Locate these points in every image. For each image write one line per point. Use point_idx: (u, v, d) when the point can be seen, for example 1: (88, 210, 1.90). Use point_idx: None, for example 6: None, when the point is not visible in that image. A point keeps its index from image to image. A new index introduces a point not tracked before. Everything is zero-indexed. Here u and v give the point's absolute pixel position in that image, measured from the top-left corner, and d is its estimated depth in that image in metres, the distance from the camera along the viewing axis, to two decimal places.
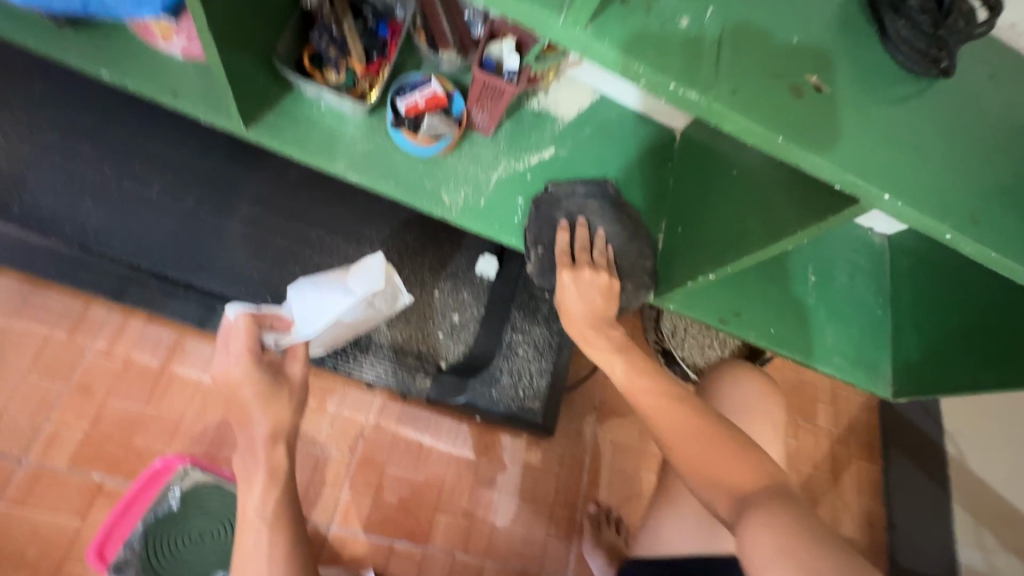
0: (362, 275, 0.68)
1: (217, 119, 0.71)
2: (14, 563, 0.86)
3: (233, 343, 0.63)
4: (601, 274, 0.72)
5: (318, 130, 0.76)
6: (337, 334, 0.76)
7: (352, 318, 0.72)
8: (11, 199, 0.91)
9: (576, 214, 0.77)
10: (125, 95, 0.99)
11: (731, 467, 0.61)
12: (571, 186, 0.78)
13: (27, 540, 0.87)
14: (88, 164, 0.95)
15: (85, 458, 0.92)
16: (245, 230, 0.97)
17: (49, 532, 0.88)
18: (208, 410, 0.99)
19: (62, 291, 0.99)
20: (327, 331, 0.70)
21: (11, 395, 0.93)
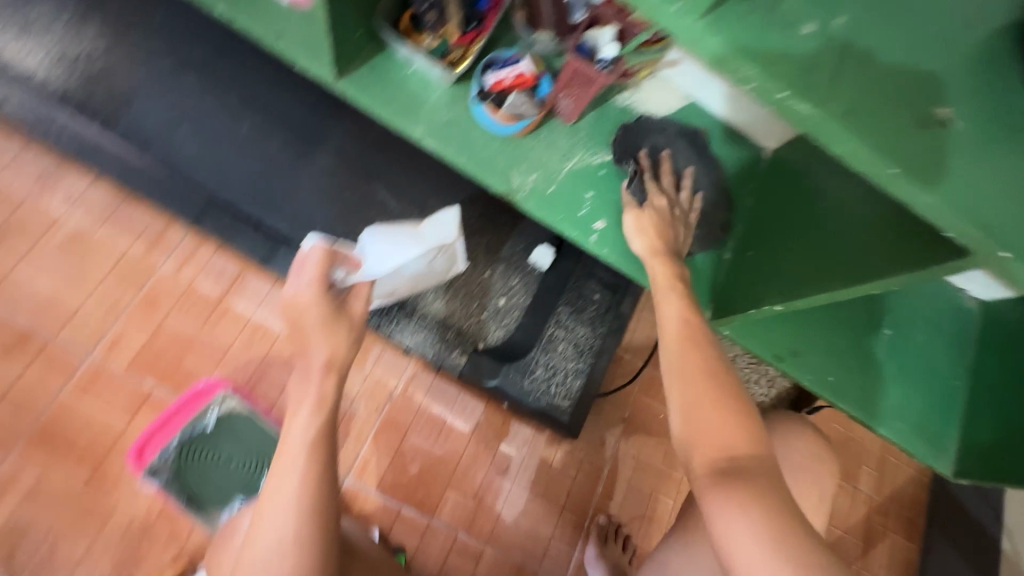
0: (435, 228, 0.80)
1: (314, 67, 0.73)
2: (66, 447, 0.94)
3: (307, 271, 0.65)
4: (677, 209, 0.72)
5: (404, 92, 0.77)
6: (394, 285, 0.82)
7: (414, 264, 0.79)
8: (119, 115, 0.97)
9: (662, 146, 0.77)
10: (235, 34, 1.04)
11: (726, 427, 0.54)
12: (662, 122, 0.78)
13: (81, 428, 0.95)
14: (191, 94, 1.00)
15: (141, 366, 0.99)
16: (319, 179, 1.00)
17: (100, 426, 0.95)
18: (255, 344, 1.03)
19: (148, 209, 1.06)
20: (389, 275, 0.77)
21: (88, 294, 1.00)
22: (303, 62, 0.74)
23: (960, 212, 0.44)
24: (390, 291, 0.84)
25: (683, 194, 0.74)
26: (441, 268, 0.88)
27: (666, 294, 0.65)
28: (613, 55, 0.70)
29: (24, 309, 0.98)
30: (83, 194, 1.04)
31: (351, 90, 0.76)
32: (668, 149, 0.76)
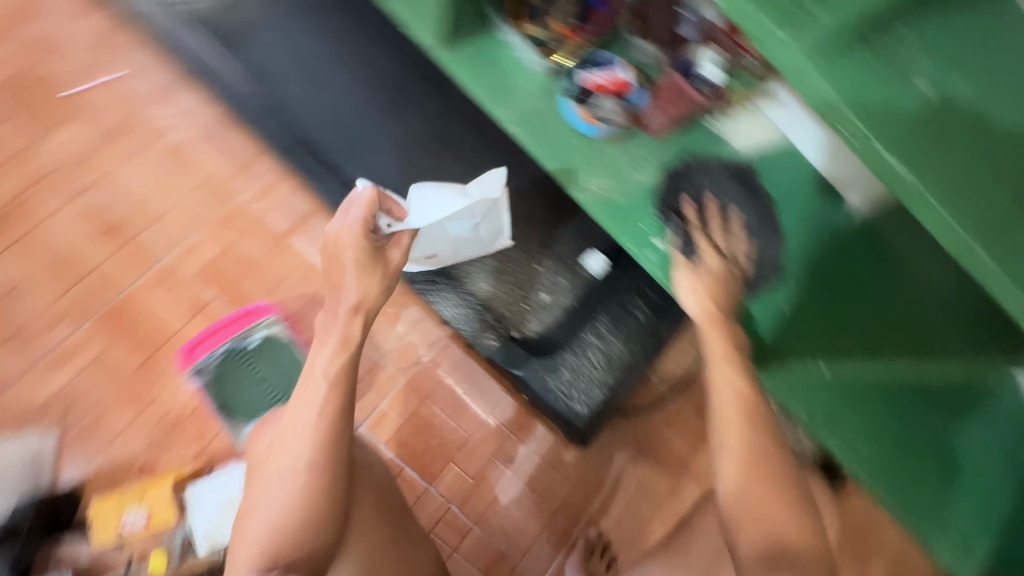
0: (482, 185, 0.75)
1: (421, 31, 0.76)
2: (128, 333, 1.03)
3: (353, 212, 0.69)
4: (727, 266, 0.72)
5: (500, 72, 0.79)
6: (444, 241, 0.81)
7: (461, 220, 0.76)
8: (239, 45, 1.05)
9: (705, 187, 0.75)
10: None
11: (784, 519, 0.60)
12: (706, 161, 0.77)
13: (144, 319, 1.04)
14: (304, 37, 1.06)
15: (207, 276, 1.07)
16: (400, 140, 1.02)
17: (160, 321, 1.04)
18: (308, 281, 1.09)
19: (245, 136, 1.14)
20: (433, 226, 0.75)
21: (177, 202, 1.09)
22: (412, 24, 0.76)
23: (990, 250, 0.43)
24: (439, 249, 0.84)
25: (725, 244, 0.74)
26: (495, 231, 0.84)
27: (721, 366, 0.66)
28: (713, 77, 0.72)
29: (122, 201, 1.08)
30: (194, 111, 1.14)
31: (451, 61, 0.78)
32: (710, 190, 0.75)
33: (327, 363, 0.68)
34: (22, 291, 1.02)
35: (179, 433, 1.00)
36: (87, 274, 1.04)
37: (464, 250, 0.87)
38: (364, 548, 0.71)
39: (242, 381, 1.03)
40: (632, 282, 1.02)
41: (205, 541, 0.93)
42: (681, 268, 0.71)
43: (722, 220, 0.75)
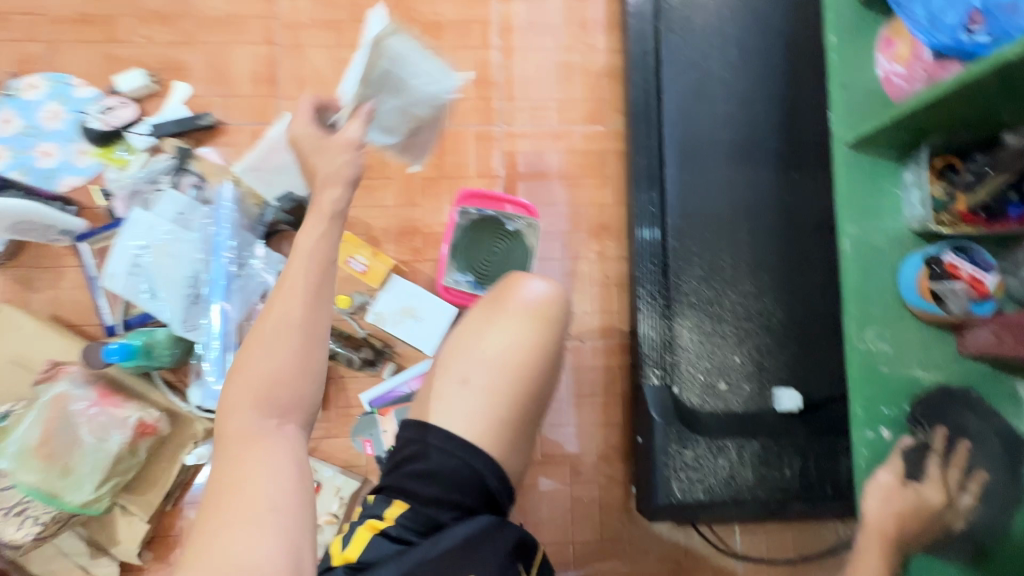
0: None
1: (839, 126, 0.81)
2: None
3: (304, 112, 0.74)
4: (934, 508, 0.70)
5: (878, 198, 0.79)
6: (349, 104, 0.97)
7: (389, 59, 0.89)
8: (680, 7, 1.10)
9: (971, 430, 0.73)
10: (802, 35, 1.09)
11: None
12: (991, 414, 0.73)
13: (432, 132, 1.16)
14: (729, 40, 1.09)
15: (506, 161, 1.17)
16: (728, 179, 1.07)
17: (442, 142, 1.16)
18: (556, 210, 1.17)
19: (610, 69, 1.20)
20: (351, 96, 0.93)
21: (524, 74, 1.19)
22: (838, 115, 0.82)
23: None
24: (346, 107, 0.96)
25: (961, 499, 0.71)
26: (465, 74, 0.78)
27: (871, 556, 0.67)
28: None
29: (501, 67, 1.19)
30: (594, 21, 1.21)
31: (844, 158, 0.80)
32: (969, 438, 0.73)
33: (310, 243, 0.66)
34: None
35: (394, 240, 1.12)
36: None
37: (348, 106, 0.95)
38: (511, 373, 0.75)
39: (476, 246, 1.04)
40: (805, 444, 1.00)
41: (375, 315, 1.06)
42: (885, 479, 0.73)
43: (965, 469, 0.72)
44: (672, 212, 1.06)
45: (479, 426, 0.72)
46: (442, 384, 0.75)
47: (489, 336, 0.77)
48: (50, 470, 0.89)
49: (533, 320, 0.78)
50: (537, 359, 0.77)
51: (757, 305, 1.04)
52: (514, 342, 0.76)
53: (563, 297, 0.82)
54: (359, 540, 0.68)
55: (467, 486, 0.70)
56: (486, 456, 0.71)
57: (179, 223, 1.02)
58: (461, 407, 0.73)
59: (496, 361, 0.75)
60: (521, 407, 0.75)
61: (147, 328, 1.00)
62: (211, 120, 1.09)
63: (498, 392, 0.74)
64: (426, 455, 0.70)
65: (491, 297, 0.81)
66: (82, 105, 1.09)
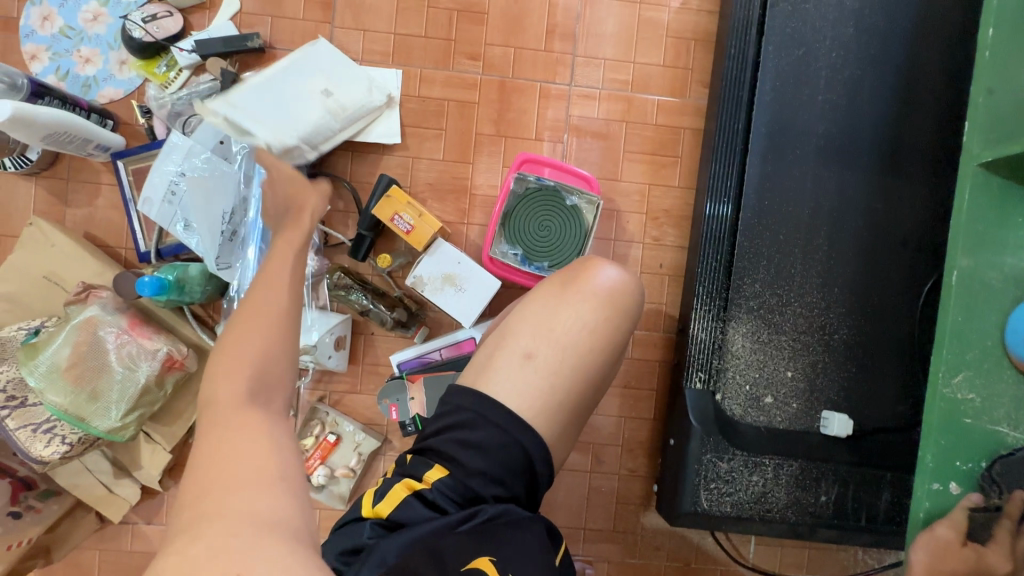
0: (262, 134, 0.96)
1: (972, 142, 0.70)
2: (475, 79, 1.05)
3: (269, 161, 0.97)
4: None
5: (1002, 230, 0.69)
6: (352, 92, 0.99)
7: (226, 122, 0.95)
8: None
9: None
10: (934, 21, 0.95)
11: None
12: None
13: (493, 82, 1.05)
14: (848, 16, 0.95)
15: (570, 126, 1.07)
16: (817, 176, 0.96)
17: (502, 95, 1.06)
18: (616, 184, 1.07)
19: (698, 33, 1.07)
20: (292, 86, 0.98)
21: (602, 29, 1.06)
22: (972, 131, 0.70)
23: None
24: (341, 92, 0.99)
25: None
26: (347, 96, 0.99)
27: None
28: None
29: (579, 17, 1.06)
30: None
31: (972, 179, 0.69)
32: None
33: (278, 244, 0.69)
34: (457, 13, 1.05)
35: (441, 198, 1.05)
36: (505, 45, 1.05)
37: (353, 104, 0.99)
38: (575, 357, 0.69)
39: (529, 218, 0.95)
40: (848, 471, 0.94)
41: (414, 278, 0.96)
42: (943, 533, 0.67)
43: None
44: (747, 204, 0.96)
45: (537, 407, 0.67)
46: (502, 358, 0.69)
47: (558, 316, 0.70)
48: (78, 393, 0.89)
49: (603, 306, 0.71)
50: (604, 349, 0.71)
51: (823, 320, 0.96)
52: (584, 326, 0.70)
53: (637, 287, 0.75)
54: (394, 496, 0.64)
55: (513, 465, 0.66)
56: (537, 436, 0.66)
57: (217, 152, 0.96)
58: (519, 384, 0.67)
59: (565, 343, 0.69)
60: (580, 395, 0.70)
61: (179, 262, 0.96)
62: (260, 42, 1.00)
63: (562, 375, 0.69)
64: (475, 425, 0.66)
65: (563, 275, 0.74)
66: (126, 10, 1.01)
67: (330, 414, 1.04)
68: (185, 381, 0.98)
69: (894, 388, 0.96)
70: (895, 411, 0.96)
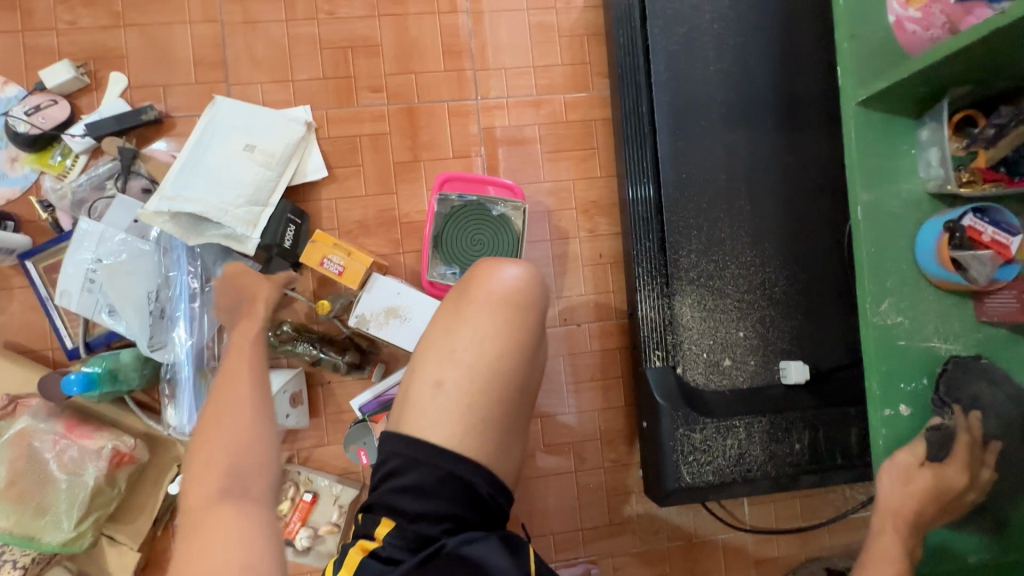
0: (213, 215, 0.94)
1: (849, 83, 0.73)
2: (383, 111, 1.06)
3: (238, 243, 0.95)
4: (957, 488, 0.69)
5: (891, 161, 0.73)
6: (272, 140, 0.99)
7: (173, 219, 0.92)
8: None
9: (983, 403, 0.70)
10: None
11: None
12: (1001, 381, 0.71)
13: (402, 110, 1.06)
14: None
15: (486, 138, 1.08)
16: (725, 141, 0.99)
17: (414, 121, 1.06)
18: (543, 186, 1.09)
19: (589, 29, 1.10)
20: (213, 155, 0.96)
21: (497, 40, 1.08)
22: (846, 71, 0.74)
23: None
24: (264, 141, 0.98)
25: (985, 475, 0.70)
26: (274, 143, 0.99)
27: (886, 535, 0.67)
28: None
29: (472, 33, 1.08)
30: None
31: (855, 118, 0.73)
32: (988, 410, 0.70)
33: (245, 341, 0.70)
34: (352, 49, 1.05)
35: (372, 232, 1.04)
36: (406, 72, 1.06)
37: (280, 149, 0.99)
38: (487, 370, 0.69)
39: (460, 235, 0.95)
40: (814, 414, 0.97)
41: (357, 318, 0.95)
42: (904, 459, 0.69)
43: (984, 441, 0.70)
44: (665, 181, 0.99)
45: (459, 432, 0.66)
46: (414, 390, 0.69)
47: (459, 334, 0.70)
48: (22, 511, 0.84)
49: (504, 311, 0.71)
50: (516, 353, 0.70)
51: (761, 276, 0.99)
52: (486, 337, 0.69)
53: (540, 283, 0.74)
54: (349, 563, 0.62)
55: (455, 496, 0.64)
56: (469, 462, 0.65)
57: (133, 232, 0.95)
58: (435, 413, 0.67)
59: (470, 360, 0.69)
60: (503, 403, 0.69)
61: (109, 351, 0.92)
62: (155, 113, 0.98)
63: (475, 394, 0.68)
64: (407, 469, 0.65)
65: (456, 291, 0.74)
66: (6, 106, 0.97)
67: (303, 472, 1.00)
68: (140, 471, 0.94)
69: (840, 326, 0.99)
70: (845, 348, 0.99)
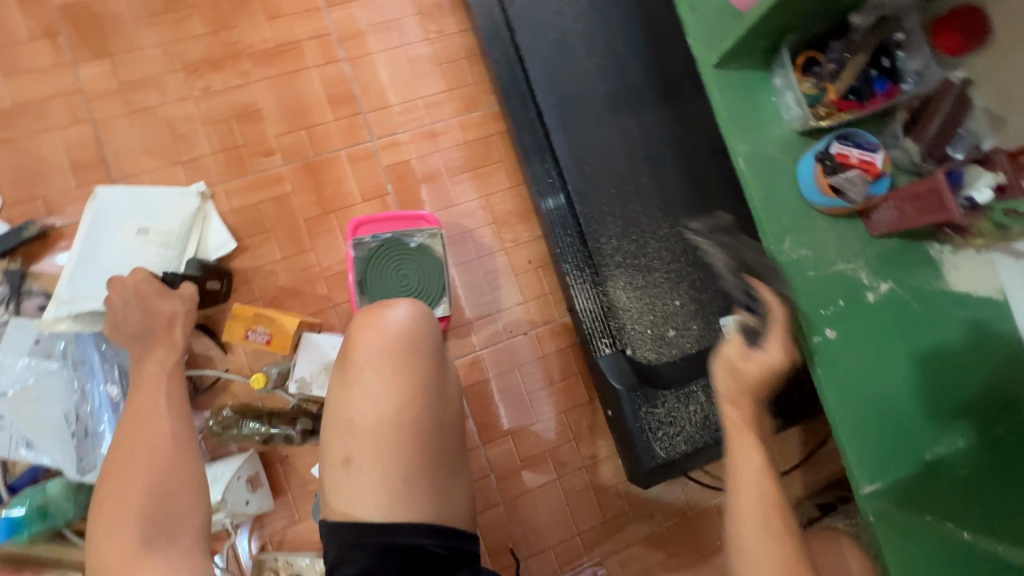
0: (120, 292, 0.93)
1: (702, 49, 0.79)
2: (281, 171, 1.05)
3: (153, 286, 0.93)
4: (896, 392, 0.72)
5: (756, 111, 0.78)
6: (165, 218, 0.96)
7: (75, 322, 0.88)
8: None
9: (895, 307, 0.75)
10: None
11: None
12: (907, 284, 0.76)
13: (301, 167, 1.05)
14: None
15: (391, 175, 1.08)
16: (617, 127, 1.04)
17: (316, 175, 1.06)
18: (457, 209, 1.10)
19: (466, 52, 1.14)
20: (106, 249, 0.92)
21: (378, 80, 1.10)
22: (695, 42, 0.79)
23: None
24: (156, 222, 0.96)
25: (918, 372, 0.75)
26: (167, 220, 0.96)
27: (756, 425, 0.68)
28: (982, 200, 0.66)
29: (352, 78, 1.09)
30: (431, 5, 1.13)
31: (715, 79, 0.78)
32: (900, 311, 0.75)
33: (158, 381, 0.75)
34: (235, 119, 1.05)
35: (298, 294, 1.02)
36: (295, 130, 1.06)
37: (177, 226, 0.97)
38: (391, 425, 0.70)
39: (383, 274, 0.94)
40: None
41: (297, 383, 0.93)
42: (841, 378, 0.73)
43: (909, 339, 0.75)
44: (569, 176, 1.03)
45: (385, 498, 0.68)
46: (329, 474, 0.70)
47: (354, 401, 0.71)
48: None
49: (391, 357, 0.72)
50: (417, 398, 0.72)
51: (682, 244, 1.02)
52: (382, 394, 0.71)
53: (426, 315, 0.77)
54: None
55: (402, 562, 0.65)
56: (402, 524, 0.67)
57: (36, 353, 0.88)
58: (357, 488, 0.68)
59: (370, 425, 0.70)
60: (422, 449, 0.70)
61: (34, 486, 0.85)
62: (37, 227, 0.94)
63: (387, 455, 0.69)
64: (348, 556, 0.66)
65: (339, 365, 0.74)
66: None
67: (280, 557, 0.93)
68: None
69: None
70: None
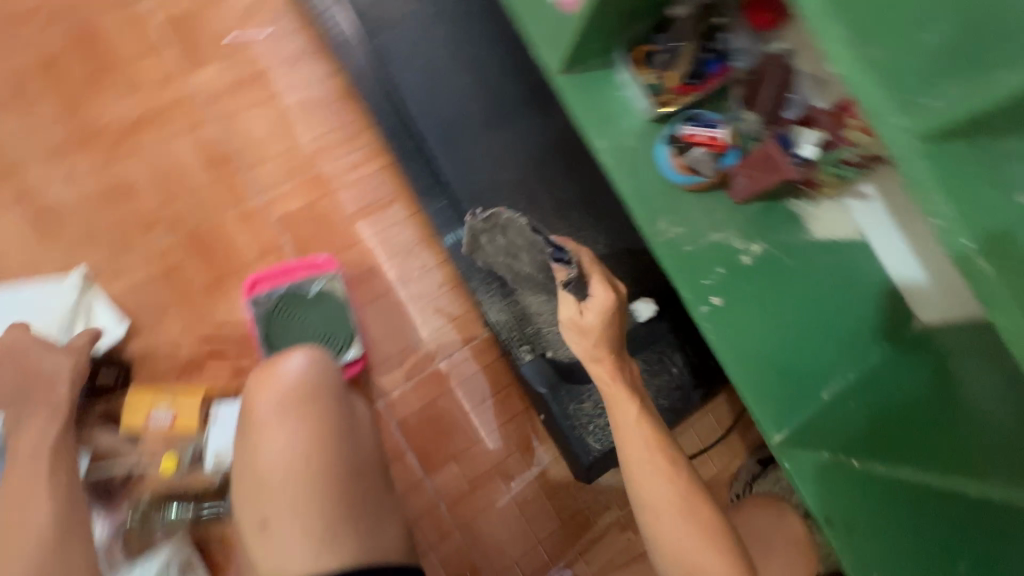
0: None
1: (545, 54, 0.81)
2: (169, 243, 1.02)
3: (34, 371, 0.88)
4: None
5: (608, 108, 0.83)
6: (45, 316, 0.93)
7: None
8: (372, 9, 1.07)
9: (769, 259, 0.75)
10: None
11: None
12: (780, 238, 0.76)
13: (188, 234, 1.03)
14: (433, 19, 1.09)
15: (286, 225, 1.07)
16: (498, 140, 1.07)
17: (207, 240, 1.03)
18: (360, 246, 1.10)
19: (341, 91, 1.14)
20: None
21: (255, 134, 1.09)
22: (539, 49, 0.82)
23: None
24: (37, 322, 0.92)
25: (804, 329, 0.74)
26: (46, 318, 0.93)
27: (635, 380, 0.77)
28: (809, 156, 0.70)
29: (227, 135, 1.08)
30: (297, 50, 1.13)
31: (564, 85, 0.82)
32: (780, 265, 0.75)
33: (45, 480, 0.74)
34: (110, 198, 1.02)
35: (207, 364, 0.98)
36: (177, 198, 1.04)
37: (56, 322, 0.92)
38: (304, 479, 0.68)
39: (289, 328, 0.93)
40: (678, 335, 1.04)
41: (215, 459, 0.91)
42: None
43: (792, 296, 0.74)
44: (460, 196, 1.05)
45: (306, 557, 0.66)
46: (250, 541, 0.68)
47: (260, 462, 0.69)
48: None
49: (291, 409, 0.71)
50: (324, 447, 0.70)
51: (580, 240, 1.04)
52: (287, 450, 0.69)
53: (326, 362, 0.76)
54: None
55: None
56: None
57: None
58: (278, 552, 0.66)
59: (278, 482, 0.68)
60: (338, 499, 0.69)
61: None
62: None
63: (302, 510, 0.67)
64: None
65: (243, 423, 0.73)
66: None
67: None
68: None
69: None
70: None
